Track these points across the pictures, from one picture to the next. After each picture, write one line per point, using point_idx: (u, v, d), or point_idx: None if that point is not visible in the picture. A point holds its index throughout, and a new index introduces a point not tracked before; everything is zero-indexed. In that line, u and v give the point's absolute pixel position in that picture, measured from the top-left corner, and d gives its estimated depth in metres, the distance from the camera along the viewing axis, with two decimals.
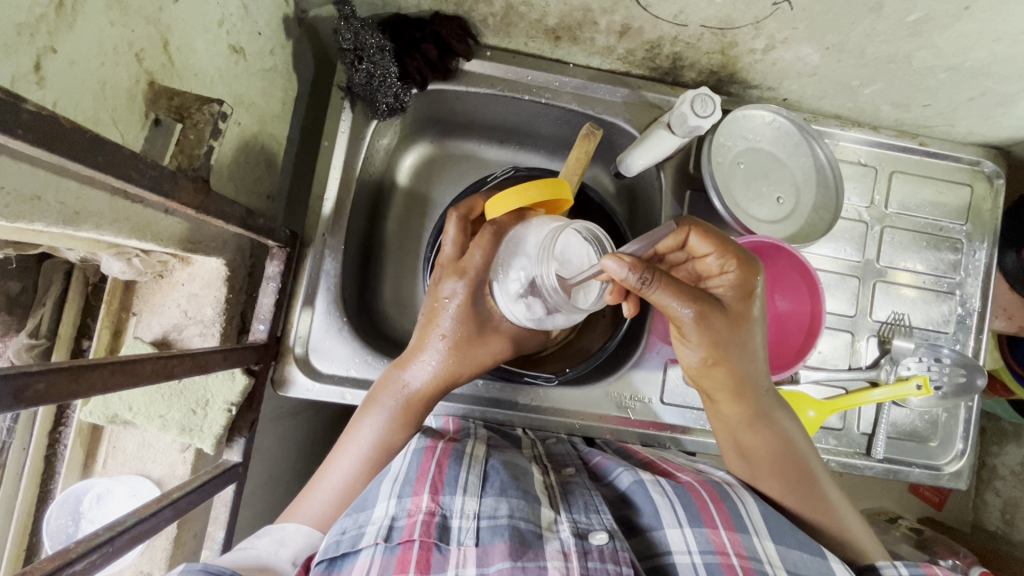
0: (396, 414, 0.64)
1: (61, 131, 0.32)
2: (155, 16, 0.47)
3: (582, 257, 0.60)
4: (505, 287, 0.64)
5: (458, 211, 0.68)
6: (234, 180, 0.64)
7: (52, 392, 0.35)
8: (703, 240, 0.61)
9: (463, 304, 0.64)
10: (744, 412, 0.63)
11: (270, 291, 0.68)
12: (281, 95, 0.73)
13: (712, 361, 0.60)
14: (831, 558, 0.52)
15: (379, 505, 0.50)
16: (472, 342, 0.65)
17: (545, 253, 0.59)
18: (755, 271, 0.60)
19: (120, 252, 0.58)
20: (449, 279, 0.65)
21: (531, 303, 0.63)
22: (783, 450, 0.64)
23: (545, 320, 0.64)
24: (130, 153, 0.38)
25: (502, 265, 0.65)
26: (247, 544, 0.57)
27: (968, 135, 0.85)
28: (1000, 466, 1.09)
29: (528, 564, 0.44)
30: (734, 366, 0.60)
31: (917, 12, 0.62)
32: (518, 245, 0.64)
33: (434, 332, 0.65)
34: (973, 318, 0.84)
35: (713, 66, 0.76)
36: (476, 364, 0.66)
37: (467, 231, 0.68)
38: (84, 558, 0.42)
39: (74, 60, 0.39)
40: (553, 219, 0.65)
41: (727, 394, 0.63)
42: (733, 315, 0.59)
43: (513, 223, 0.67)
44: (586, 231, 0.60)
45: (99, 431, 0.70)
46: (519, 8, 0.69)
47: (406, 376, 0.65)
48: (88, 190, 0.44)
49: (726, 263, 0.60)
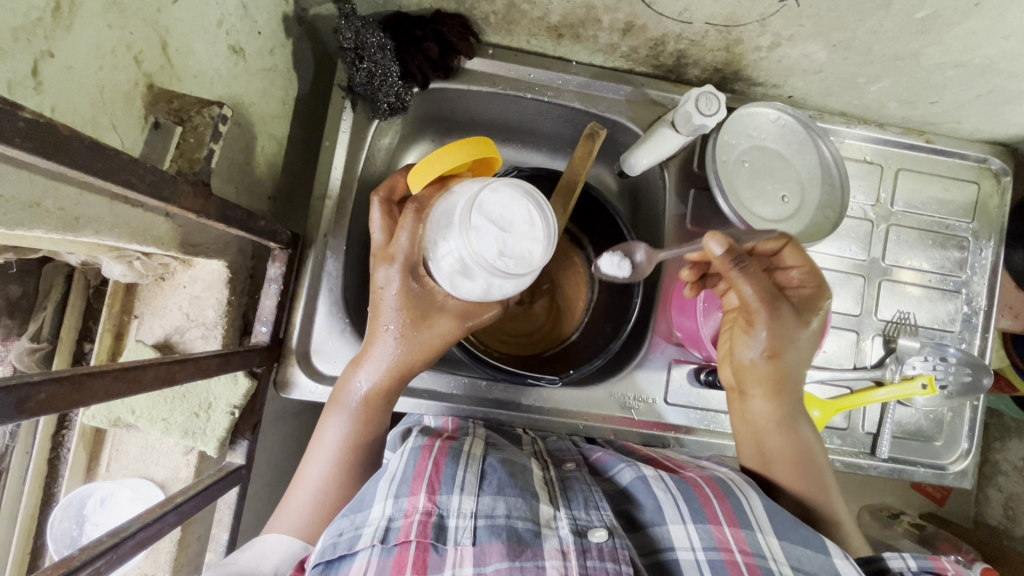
0: (357, 414, 0.63)
1: (59, 139, 0.31)
2: (153, 18, 0.46)
3: (513, 214, 0.53)
4: (440, 266, 0.58)
5: (379, 194, 0.63)
6: (234, 181, 0.64)
7: (53, 401, 0.35)
8: (796, 255, 0.64)
9: (401, 291, 0.60)
10: (778, 412, 0.66)
11: (272, 292, 0.67)
12: (281, 94, 0.72)
13: (770, 354, 0.63)
14: (833, 550, 0.52)
15: (376, 506, 0.49)
16: (417, 327, 0.61)
17: (468, 218, 0.52)
18: (822, 291, 0.64)
19: (121, 254, 0.58)
20: (381, 267, 0.61)
21: (469, 278, 0.56)
22: (801, 462, 0.65)
23: (491, 290, 0.57)
24: (129, 159, 0.37)
25: (431, 242, 0.59)
26: (231, 558, 0.58)
27: (975, 131, 0.84)
28: (1002, 462, 1.08)
29: (526, 564, 0.45)
30: (789, 362, 0.64)
31: (924, 9, 0.61)
32: (440, 219, 0.57)
33: (381, 327, 0.62)
34: (979, 317, 0.84)
35: (717, 63, 0.75)
36: (426, 348, 0.62)
37: (394, 214, 0.63)
38: (88, 566, 0.42)
39: (72, 64, 0.39)
40: (477, 180, 0.58)
41: (767, 389, 0.66)
42: (801, 324, 0.63)
43: (435, 194, 0.60)
44: (509, 187, 0.53)
45: (102, 435, 0.70)
46: (521, 6, 0.68)
47: (358, 374, 0.63)
48: (88, 196, 0.43)
49: (807, 281, 0.65)
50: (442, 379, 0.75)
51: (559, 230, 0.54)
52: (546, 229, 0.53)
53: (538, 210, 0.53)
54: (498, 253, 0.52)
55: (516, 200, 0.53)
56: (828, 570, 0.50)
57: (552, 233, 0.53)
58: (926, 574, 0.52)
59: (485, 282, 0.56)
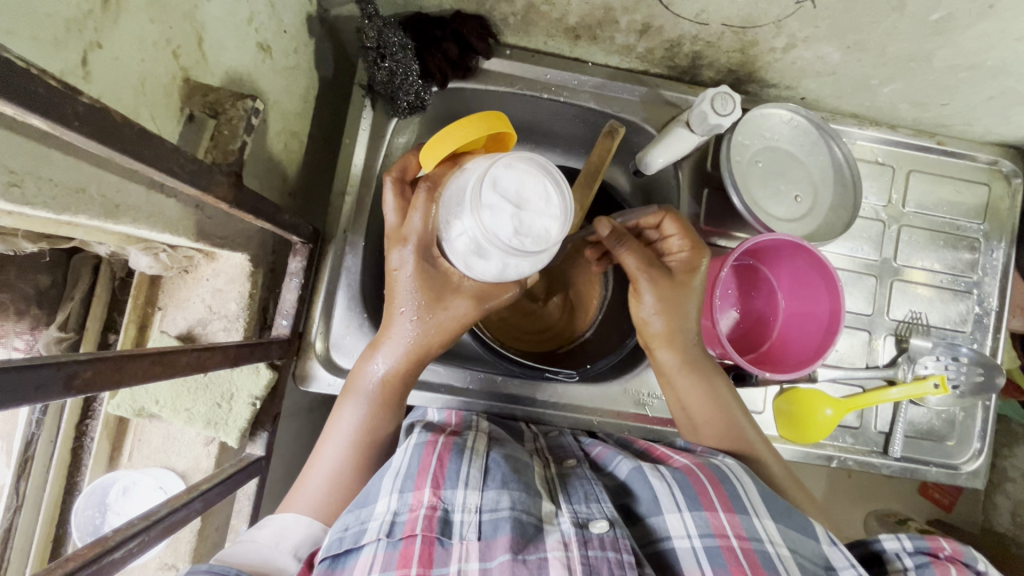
0: (375, 398, 0.64)
1: (113, 125, 0.33)
2: (191, 13, 0.48)
3: (524, 192, 0.53)
4: (455, 246, 0.59)
5: (392, 174, 0.63)
6: (258, 177, 0.65)
7: (97, 380, 0.36)
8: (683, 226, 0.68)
9: (417, 272, 0.61)
10: (685, 364, 0.68)
11: (293, 286, 0.68)
12: (303, 92, 0.73)
13: (660, 313, 0.67)
14: (818, 531, 0.53)
15: (381, 500, 0.50)
16: (433, 308, 0.62)
17: (481, 197, 0.52)
18: (699, 250, 0.68)
19: (148, 247, 0.59)
20: (395, 249, 0.61)
21: (484, 256, 0.57)
22: (721, 416, 0.67)
23: (507, 270, 0.58)
24: (172, 148, 0.38)
25: (443, 221, 0.59)
26: (248, 538, 0.58)
27: (986, 134, 0.85)
28: (1010, 469, 1.09)
29: (529, 556, 0.46)
30: (679, 320, 0.67)
31: (939, 10, 0.62)
32: (452, 198, 0.58)
33: (395, 310, 0.63)
34: (990, 317, 0.84)
35: (732, 64, 0.76)
36: (443, 330, 0.63)
37: (406, 194, 0.63)
38: (122, 547, 0.43)
39: (117, 56, 0.40)
40: (487, 157, 0.58)
41: (666, 345, 0.68)
42: (681, 285, 0.67)
43: (448, 173, 0.61)
44: (513, 162, 0.54)
45: (125, 425, 0.71)
46: (540, 7, 0.70)
47: (376, 358, 0.64)
48: (128, 184, 0.45)
49: (684, 245, 0.68)
50: (458, 373, 0.76)
51: (574, 206, 0.54)
52: (562, 206, 0.54)
53: (554, 186, 0.54)
54: (514, 232, 0.52)
55: (532, 175, 0.54)
56: (820, 557, 0.51)
57: (568, 210, 0.54)
58: (920, 554, 0.52)
59: (501, 261, 0.56)
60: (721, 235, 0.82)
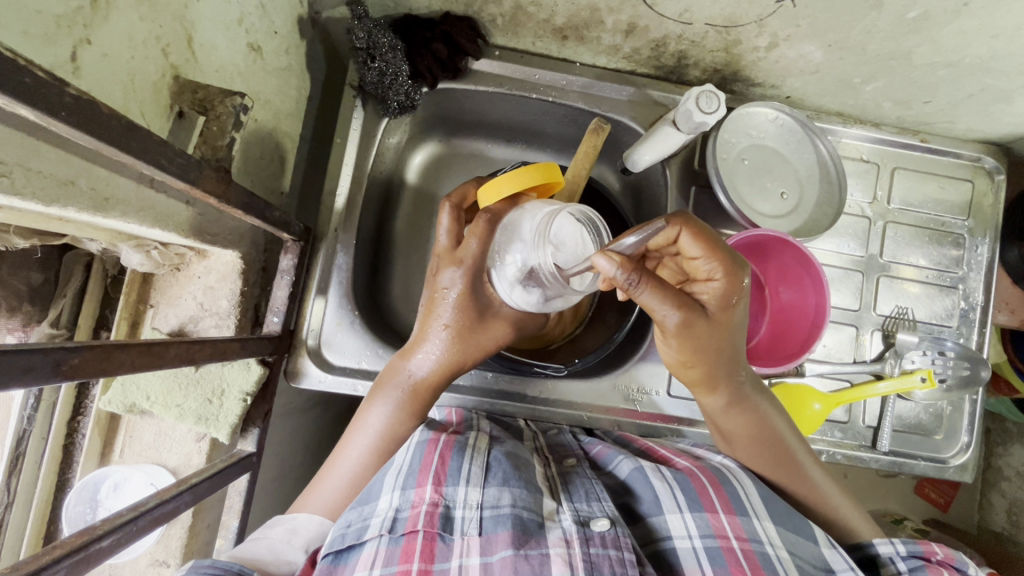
0: (402, 403, 0.63)
1: (100, 116, 0.33)
2: (181, 12, 0.49)
3: (576, 241, 0.56)
4: (503, 272, 0.62)
5: (450, 200, 0.66)
6: (249, 175, 0.66)
7: (84, 367, 0.37)
8: (693, 240, 0.57)
9: (462, 294, 0.62)
10: (722, 399, 0.63)
11: (284, 283, 0.69)
12: (295, 93, 0.74)
13: (683, 359, 0.60)
14: (819, 539, 0.54)
15: (383, 497, 0.50)
16: (473, 329, 0.64)
17: (542, 238, 0.56)
18: (735, 271, 0.57)
19: (139, 243, 0.60)
20: (447, 269, 0.63)
21: (532, 287, 0.60)
22: (757, 439, 0.64)
23: (547, 302, 0.62)
24: (160, 140, 0.39)
25: (498, 252, 0.62)
26: (260, 533, 0.57)
27: (968, 131, 0.86)
28: (1005, 467, 1.10)
29: (531, 552, 0.46)
30: (713, 360, 0.59)
31: (916, 8, 0.63)
32: (514, 230, 0.61)
33: (435, 320, 0.63)
34: (976, 312, 0.85)
35: (717, 64, 0.77)
36: (479, 351, 0.65)
37: (462, 220, 0.66)
38: (110, 535, 0.44)
39: (107, 52, 0.41)
40: (545, 203, 0.61)
41: (702, 386, 0.63)
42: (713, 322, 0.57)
43: (507, 210, 0.64)
44: (575, 214, 0.56)
45: (117, 421, 0.71)
46: (527, 8, 0.71)
47: (412, 365, 0.64)
48: (117, 178, 0.45)
49: (714, 269, 0.57)
50: None
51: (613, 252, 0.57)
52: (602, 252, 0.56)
53: (595, 235, 0.56)
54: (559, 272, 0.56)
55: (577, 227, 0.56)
56: (822, 562, 0.52)
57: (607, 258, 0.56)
58: (913, 558, 0.53)
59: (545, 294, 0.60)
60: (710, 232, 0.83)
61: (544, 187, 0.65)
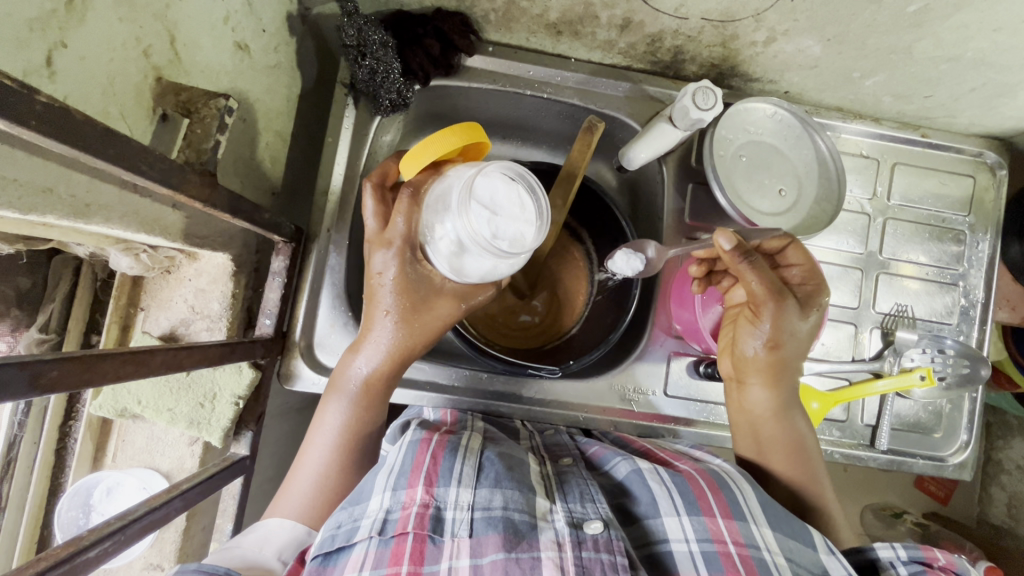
0: (357, 399, 0.63)
1: (74, 123, 0.32)
2: (162, 12, 0.48)
3: (509, 199, 0.54)
4: (436, 248, 0.59)
5: (371, 180, 0.63)
6: (238, 176, 0.65)
7: (64, 380, 0.36)
8: (799, 254, 0.66)
9: (398, 275, 0.60)
10: (777, 400, 0.66)
11: (275, 286, 0.68)
12: (285, 91, 0.73)
13: (769, 346, 0.64)
14: (818, 544, 0.53)
15: (374, 498, 0.50)
16: (417, 311, 0.61)
17: (464, 200, 0.53)
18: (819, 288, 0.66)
19: (127, 247, 0.59)
20: (378, 252, 0.61)
21: (467, 257, 0.57)
22: (796, 450, 0.65)
23: (491, 270, 0.59)
24: (139, 146, 0.38)
25: (427, 226, 0.59)
26: (233, 543, 0.57)
27: (970, 126, 0.85)
28: (1005, 461, 1.09)
29: (522, 555, 0.45)
30: (787, 356, 0.65)
31: (917, 2, 0.62)
32: (437, 201, 0.58)
33: (377, 308, 0.62)
34: (976, 309, 0.84)
35: (714, 58, 0.76)
36: (428, 331, 0.63)
37: (387, 200, 0.63)
38: (96, 545, 0.43)
39: (83, 55, 0.40)
40: (469, 166, 0.58)
41: (765, 381, 0.66)
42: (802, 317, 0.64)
43: (429, 179, 0.61)
44: (501, 171, 0.54)
45: (109, 425, 0.71)
46: (520, 3, 0.70)
47: (358, 358, 0.63)
48: (98, 184, 0.45)
49: (806, 278, 0.66)
50: (444, 371, 0.76)
51: (548, 210, 0.55)
52: (537, 210, 0.55)
53: (528, 190, 0.55)
54: (493, 234, 0.52)
55: (508, 185, 0.54)
56: (818, 567, 0.51)
57: (542, 213, 0.54)
58: (915, 564, 0.52)
59: (483, 262, 0.57)
60: (707, 230, 0.82)
61: (468, 151, 0.62)
